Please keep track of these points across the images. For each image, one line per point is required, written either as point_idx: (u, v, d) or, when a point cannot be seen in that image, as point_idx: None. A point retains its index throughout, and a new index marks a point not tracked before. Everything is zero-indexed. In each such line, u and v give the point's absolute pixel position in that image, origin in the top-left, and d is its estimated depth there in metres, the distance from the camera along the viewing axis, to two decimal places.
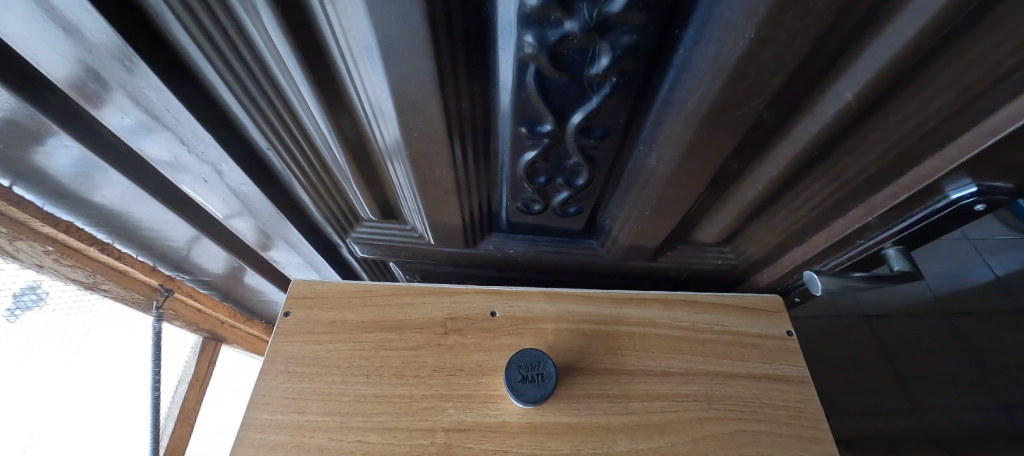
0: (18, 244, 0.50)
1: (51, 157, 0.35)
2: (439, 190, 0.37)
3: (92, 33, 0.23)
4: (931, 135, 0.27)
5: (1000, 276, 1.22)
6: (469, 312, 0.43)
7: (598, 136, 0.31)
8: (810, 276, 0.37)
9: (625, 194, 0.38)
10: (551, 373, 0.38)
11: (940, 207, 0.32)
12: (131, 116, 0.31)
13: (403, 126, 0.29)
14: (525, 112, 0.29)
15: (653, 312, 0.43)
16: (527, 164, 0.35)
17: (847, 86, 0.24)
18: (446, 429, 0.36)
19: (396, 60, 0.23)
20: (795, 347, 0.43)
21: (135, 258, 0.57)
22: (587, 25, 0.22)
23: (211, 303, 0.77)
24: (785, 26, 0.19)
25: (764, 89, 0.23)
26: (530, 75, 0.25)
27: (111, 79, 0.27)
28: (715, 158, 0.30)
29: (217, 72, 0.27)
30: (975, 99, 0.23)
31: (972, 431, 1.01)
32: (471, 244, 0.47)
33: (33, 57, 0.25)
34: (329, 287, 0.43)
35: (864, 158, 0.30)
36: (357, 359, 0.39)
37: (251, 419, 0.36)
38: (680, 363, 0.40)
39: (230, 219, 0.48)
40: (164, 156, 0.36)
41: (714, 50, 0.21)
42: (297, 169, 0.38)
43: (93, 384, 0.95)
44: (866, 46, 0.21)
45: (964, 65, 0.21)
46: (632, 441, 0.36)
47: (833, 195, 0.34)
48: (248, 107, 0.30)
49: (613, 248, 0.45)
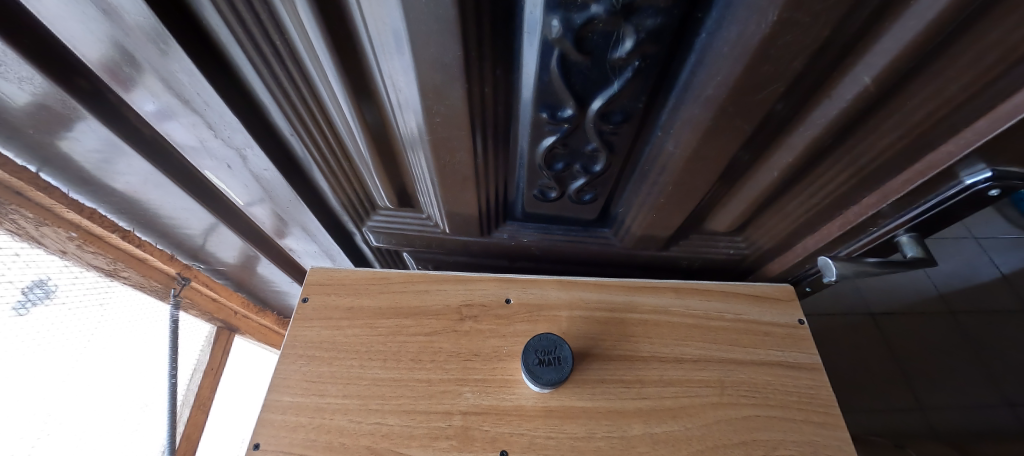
0: (43, 231, 0.50)
1: (77, 141, 0.35)
2: (457, 177, 0.37)
3: (130, 15, 0.24)
4: (947, 119, 0.27)
5: (1006, 273, 1.22)
6: (484, 299, 0.43)
7: (618, 120, 0.31)
8: (823, 262, 0.37)
9: (641, 181, 0.38)
10: (567, 357, 0.38)
11: (952, 193, 0.32)
12: (160, 99, 0.31)
13: (426, 112, 0.30)
14: (546, 97, 0.29)
15: (665, 300, 0.44)
16: (545, 151, 0.35)
17: (866, 70, 0.24)
18: (463, 412, 0.37)
19: (424, 43, 0.24)
20: (805, 335, 0.43)
21: (154, 245, 0.58)
22: (612, 8, 0.22)
23: (225, 295, 0.78)
24: (807, 8, 0.20)
25: (784, 72, 0.24)
26: (554, 59, 0.26)
27: (145, 61, 0.27)
28: (733, 144, 0.30)
29: (248, 57, 0.28)
30: (992, 83, 0.24)
31: (980, 428, 1.00)
32: (485, 233, 0.48)
33: (69, 37, 0.26)
34: (346, 274, 0.44)
35: (878, 145, 0.30)
36: (374, 344, 0.40)
37: (272, 401, 0.37)
38: (693, 350, 0.41)
39: (250, 206, 0.49)
40: (189, 141, 0.37)
41: (736, 33, 0.22)
42: (318, 155, 0.38)
43: (102, 386, 0.92)
44: (885, 29, 0.22)
45: (982, 48, 0.22)
46: (647, 425, 0.37)
47: (846, 182, 0.34)
48: (275, 92, 0.31)
49: (626, 237, 0.45)
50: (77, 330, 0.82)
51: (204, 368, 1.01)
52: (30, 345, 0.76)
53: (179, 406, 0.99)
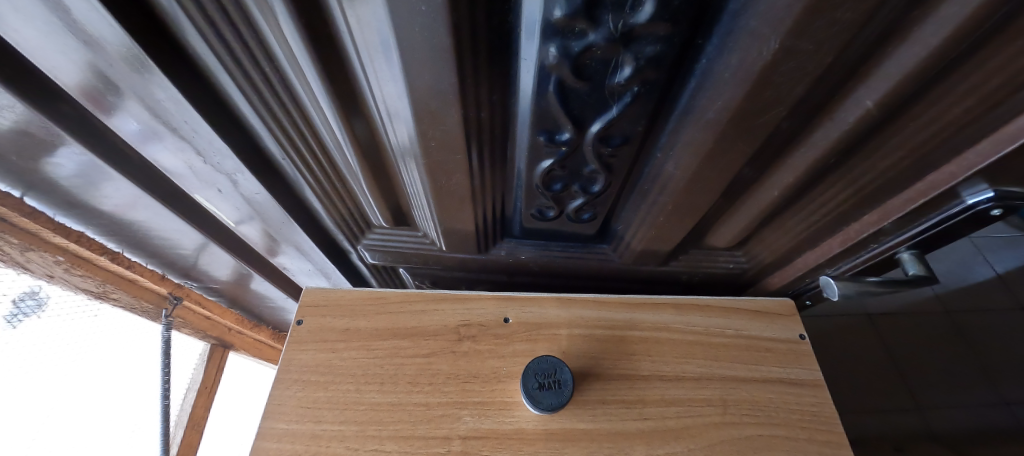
0: (28, 256, 0.49)
1: (62, 167, 0.34)
2: (454, 197, 0.37)
3: (112, 45, 0.23)
4: (950, 140, 0.27)
5: (1002, 273, 1.23)
6: (482, 318, 0.42)
7: (617, 143, 0.31)
8: (825, 281, 0.37)
9: (640, 200, 0.38)
10: (567, 379, 0.38)
11: (956, 211, 0.32)
12: (146, 125, 0.31)
13: (421, 135, 0.29)
14: (543, 121, 0.29)
15: (666, 316, 0.43)
16: (543, 172, 0.35)
17: (868, 93, 0.24)
18: (462, 437, 0.36)
19: (418, 70, 0.23)
20: (806, 350, 0.43)
21: (144, 266, 0.57)
22: (611, 36, 0.22)
23: (218, 312, 0.77)
24: (810, 37, 0.19)
25: (786, 97, 0.24)
26: (552, 85, 0.25)
27: (129, 90, 0.27)
28: (733, 165, 0.30)
29: (237, 83, 0.27)
30: (995, 106, 0.23)
31: (977, 428, 1.01)
32: (482, 250, 0.47)
33: (48, 66, 0.25)
34: (342, 295, 0.43)
35: (879, 166, 0.30)
36: (371, 367, 0.39)
37: (266, 429, 0.36)
38: (694, 368, 0.41)
39: (240, 226, 0.48)
40: (177, 166, 0.36)
41: (737, 59, 0.21)
42: (311, 177, 0.38)
43: (95, 400, 0.90)
44: (888, 54, 0.21)
45: (990, 71, 0.21)
46: (649, 447, 0.36)
47: (847, 200, 0.34)
48: (265, 116, 0.30)
49: (626, 253, 0.45)
50: (69, 345, 0.80)
51: (197, 387, 0.99)
52: (26, 362, 0.76)
53: (172, 426, 0.98)
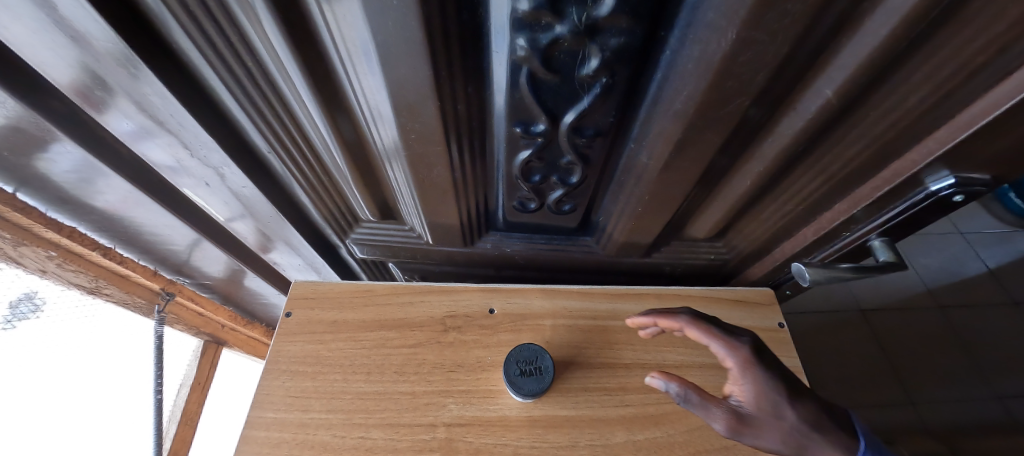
0: (22, 250, 0.49)
1: (53, 163, 0.35)
2: (437, 190, 0.37)
3: (99, 42, 0.24)
4: (910, 129, 0.28)
5: (994, 268, 1.24)
6: (468, 310, 0.43)
7: (591, 134, 0.32)
8: (798, 269, 0.38)
9: (619, 190, 0.39)
10: (548, 366, 0.39)
11: (919, 198, 0.33)
12: (134, 121, 0.32)
13: (401, 128, 0.30)
14: (519, 113, 0.30)
15: (647, 306, 0.44)
16: (521, 164, 0.36)
17: (827, 83, 0.25)
18: (446, 424, 0.37)
19: (394, 63, 0.24)
20: (785, 338, 0.44)
21: (136, 261, 0.58)
22: (576, 29, 0.22)
23: (212, 309, 0.77)
24: (764, 28, 0.20)
25: (748, 87, 0.24)
26: (523, 76, 0.26)
27: (117, 86, 0.28)
28: (704, 154, 0.31)
29: (221, 79, 0.28)
30: (948, 96, 0.24)
31: (968, 421, 1.02)
32: (469, 243, 0.48)
33: (37, 62, 0.26)
34: (330, 288, 0.44)
35: (845, 154, 0.31)
36: (358, 357, 0.40)
37: (255, 418, 0.37)
38: (675, 356, 0.41)
39: (231, 222, 0.49)
40: (166, 161, 0.37)
41: (698, 51, 0.22)
42: (298, 172, 0.39)
43: (88, 394, 0.91)
44: (842, 44, 0.22)
45: (940, 61, 0.22)
46: (629, 433, 0.37)
47: (820, 189, 0.35)
48: (249, 110, 0.31)
49: (608, 245, 0.46)
50: (63, 344, 0.80)
51: (191, 383, 1.00)
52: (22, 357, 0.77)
53: (165, 421, 0.99)
